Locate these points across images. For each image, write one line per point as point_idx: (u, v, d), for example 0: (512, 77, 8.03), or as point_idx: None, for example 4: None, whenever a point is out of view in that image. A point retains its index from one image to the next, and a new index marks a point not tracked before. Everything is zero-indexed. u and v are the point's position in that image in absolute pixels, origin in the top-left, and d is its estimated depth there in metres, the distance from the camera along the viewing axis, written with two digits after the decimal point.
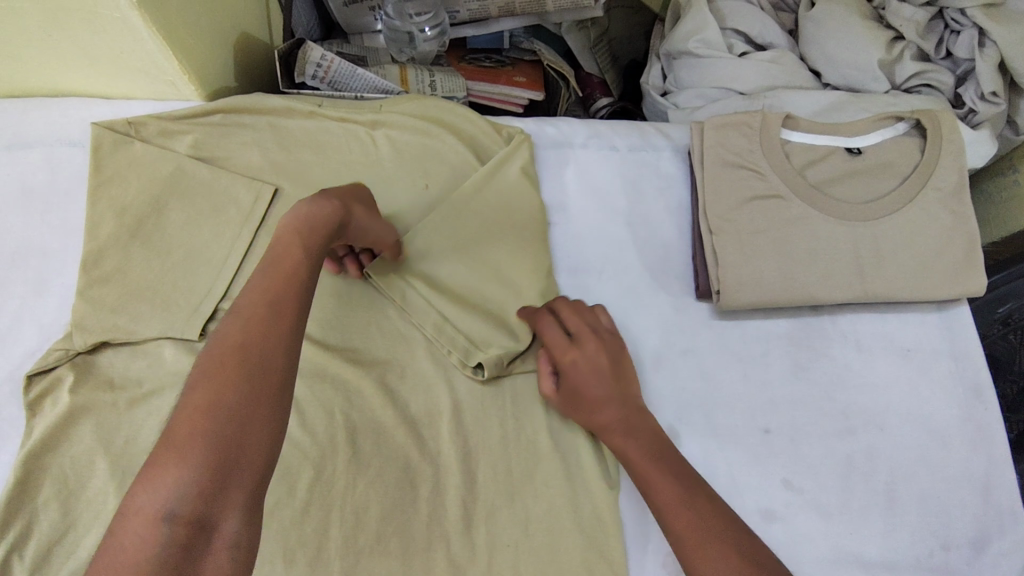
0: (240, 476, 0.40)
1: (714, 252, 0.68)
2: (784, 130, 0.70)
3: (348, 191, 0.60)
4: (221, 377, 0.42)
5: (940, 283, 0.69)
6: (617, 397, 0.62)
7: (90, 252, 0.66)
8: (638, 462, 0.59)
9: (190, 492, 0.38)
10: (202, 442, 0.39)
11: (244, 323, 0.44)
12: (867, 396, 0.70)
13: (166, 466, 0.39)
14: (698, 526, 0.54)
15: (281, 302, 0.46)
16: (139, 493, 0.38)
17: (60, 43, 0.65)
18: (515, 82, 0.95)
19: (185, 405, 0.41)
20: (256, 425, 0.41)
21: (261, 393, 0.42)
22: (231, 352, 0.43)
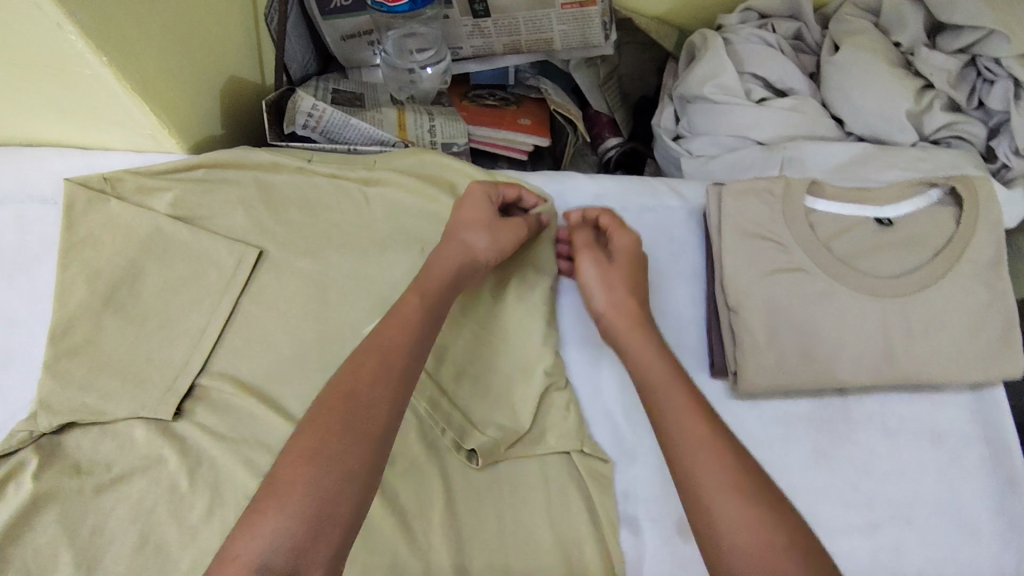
0: (330, 530, 0.44)
1: (732, 329, 0.64)
2: (808, 198, 0.65)
3: (469, 215, 0.63)
4: (325, 425, 0.48)
5: (977, 365, 0.64)
6: (643, 289, 0.64)
7: (60, 321, 0.61)
8: (654, 373, 0.56)
9: (286, 544, 0.43)
10: (304, 492, 0.45)
11: (353, 373, 0.51)
12: (894, 484, 0.65)
13: (266, 515, 0.44)
14: (716, 462, 0.49)
15: (388, 359, 0.52)
16: (239, 543, 0.43)
17: (29, 96, 0.60)
18: (519, 128, 0.90)
19: (291, 450, 0.47)
20: (351, 479, 0.46)
21: (364, 444, 0.48)
22: (340, 400, 0.49)
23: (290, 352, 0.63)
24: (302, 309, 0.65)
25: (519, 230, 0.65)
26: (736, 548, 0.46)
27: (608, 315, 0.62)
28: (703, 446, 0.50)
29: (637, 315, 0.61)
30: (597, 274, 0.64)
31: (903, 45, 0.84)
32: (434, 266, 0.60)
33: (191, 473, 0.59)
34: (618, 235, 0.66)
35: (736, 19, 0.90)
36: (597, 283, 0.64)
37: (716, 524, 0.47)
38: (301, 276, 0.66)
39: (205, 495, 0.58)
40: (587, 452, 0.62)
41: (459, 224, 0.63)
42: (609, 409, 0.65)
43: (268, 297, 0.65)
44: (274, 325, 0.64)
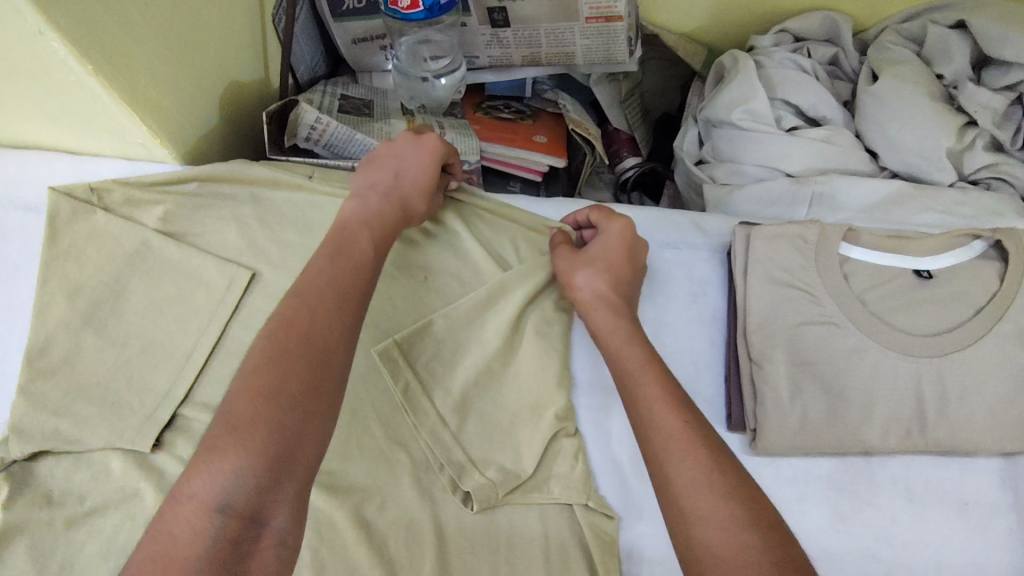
0: (292, 473, 0.43)
1: (753, 382, 0.60)
2: (843, 244, 0.61)
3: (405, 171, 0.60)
4: (283, 365, 0.45)
5: (1014, 433, 0.59)
6: (626, 279, 0.60)
7: (36, 340, 0.58)
8: (628, 361, 0.53)
9: (247, 483, 0.41)
10: (265, 432, 0.42)
11: (309, 309, 0.48)
12: (916, 555, 0.60)
13: (226, 453, 0.41)
14: (688, 452, 0.46)
15: (344, 298, 0.50)
16: (194, 480, 0.41)
17: (11, 99, 0.56)
18: (534, 146, 0.85)
19: (244, 388, 0.44)
20: (312, 420, 0.44)
21: (321, 388, 0.46)
22: (296, 338, 0.46)
23: None
24: None
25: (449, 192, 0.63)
26: (710, 538, 0.42)
27: (581, 301, 0.59)
28: (678, 435, 0.47)
29: (612, 300, 0.58)
30: (573, 258, 0.61)
31: (947, 77, 0.79)
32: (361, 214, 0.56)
33: None
34: (607, 221, 0.62)
35: (770, 40, 0.85)
36: (574, 266, 0.60)
37: (693, 513, 0.44)
38: None
39: None
40: (591, 505, 0.58)
41: (405, 179, 0.60)
42: (616, 459, 0.61)
43: (259, 322, 0.61)
44: None
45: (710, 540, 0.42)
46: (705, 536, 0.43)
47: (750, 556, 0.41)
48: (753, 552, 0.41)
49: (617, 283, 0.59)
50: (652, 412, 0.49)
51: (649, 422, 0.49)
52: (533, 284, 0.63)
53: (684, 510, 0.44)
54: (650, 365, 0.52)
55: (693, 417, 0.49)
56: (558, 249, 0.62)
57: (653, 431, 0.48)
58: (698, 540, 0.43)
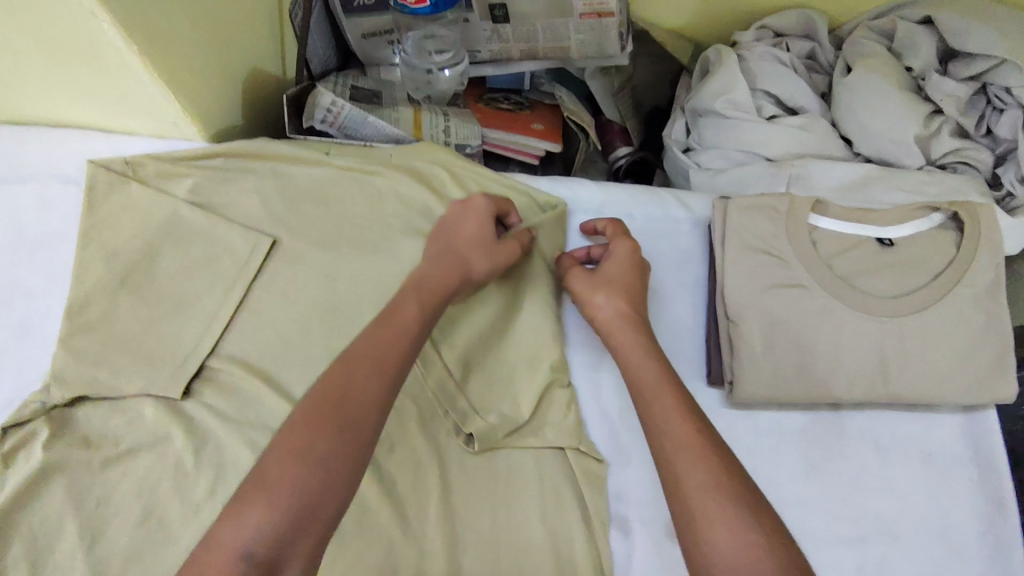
0: (310, 532, 0.44)
1: (730, 340, 0.65)
2: (813, 215, 0.67)
3: (468, 236, 0.63)
4: (317, 424, 0.47)
5: (969, 386, 0.65)
6: (640, 295, 0.64)
7: (76, 298, 0.63)
8: (644, 375, 0.56)
9: (269, 536, 0.43)
10: (290, 488, 0.45)
11: (347, 371, 0.51)
12: (882, 500, 0.66)
13: (253, 506, 0.44)
14: (698, 458, 0.49)
15: (387, 354, 0.52)
16: (224, 528, 0.43)
17: (59, 78, 0.62)
18: (531, 132, 0.92)
19: (280, 447, 0.47)
20: (338, 474, 0.46)
21: (348, 447, 0.47)
22: (333, 397, 0.49)
23: (298, 339, 0.65)
24: (312, 297, 0.66)
25: (515, 251, 0.65)
26: (716, 538, 0.46)
27: (603, 319, 0.62)
28: (690, 444, 0.50)
29: (631, 317, 0.61)
30: (590, 279, 0.64)
31: (915, 69, 0.85)
32: (426, 275, 0.59)
33: (196, 450, 0.60)
34: (615, 244, 0.67)
35: (752, 36, 0.91)
36: (593, 287, 0.64)
37: (700, 515, 0.47)
38: (312, 266, 0.67)
39: (209, 472, 0.60)
40: (582, 449, 0.63)
41: (462, 238, 0.63)
42: (607, 410, 0.67)
43: (279, 285, 0.67)
44: (283, 313, 0.66)
45: (716, 539, 0.46)
46: (711, 538, 0.46)
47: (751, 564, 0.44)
48: (756, 555, 0.44)
49: (633, 302, 0.63)
50: (667, 422, 0.52)
51: (664, 430, 0.52)
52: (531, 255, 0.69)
53: (692, 514, 0.47)
54: (666, 381, 0.56)
55: (706, 430, 0.52)
56: (576, 274, 0.66)
57: (665, 437, 0.51)
58: (704, 541, 0.46)
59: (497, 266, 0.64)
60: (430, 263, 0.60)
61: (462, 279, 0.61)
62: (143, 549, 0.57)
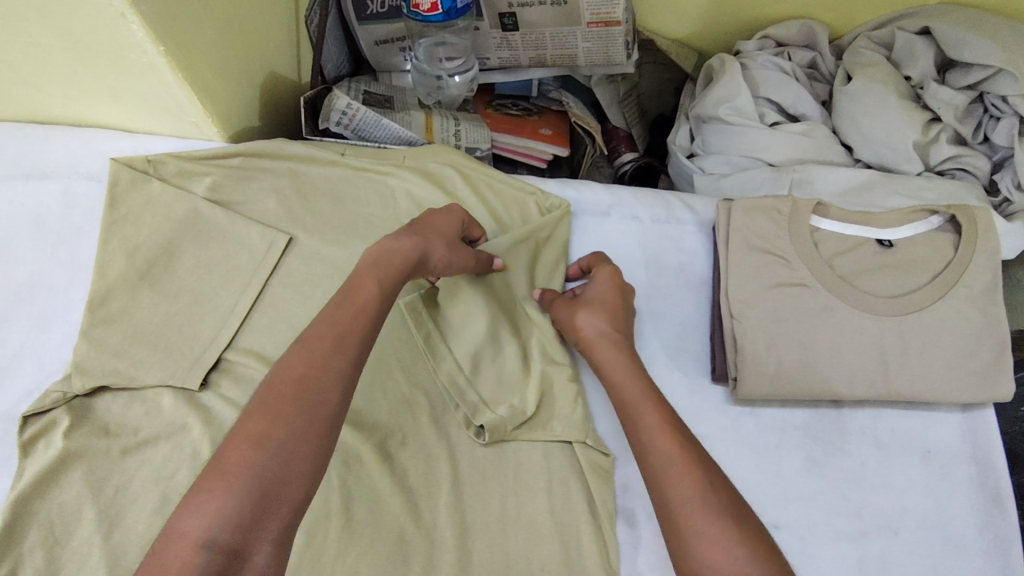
0: (274, 516, 0.44)
1: (734, 337, 0.67)
2: (814, 217, 0.69)
3: (440, 226, 0.63)
4: (276, 410, 0.47)
5: (968, 385, 0.66)
6: (622, 317, 0.66)
7: (97, 291, 0.65)
8: (630, 394, 0.58)
9: (232, 523, 0.42)
10: (251, 475, 0.44)
11: (305, 356, 0.50)
12: (883, 497, 0.67)
13: (213, 493, 0.43)
14: (683, 476, 0.50)
15: (346, 336, 0.51)
16: (185, 517, 0.42)
17: (85, 78, 0.64)
18: (539, 137, 0.94)
19: (240, 435, 0.46)
20: (302, 459, 0.46)
21: (310, 431, 0.47)
22: (292, 382, 0.48)
23: None
24: (327, 293, 0.68)
25: (465, 257, 0.64)
26: (704, 551, 0.47)
27: (587, 337, 0.63)
28: (676, 458, 0.51)
29: (612, 335, 0.63)
30: (574, 302, 0.67)
31: (914, 78, 0.87)
32: (391, 247, 0.58)
33: (212, 440, 0.62)
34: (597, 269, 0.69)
35: (755, 45, 0.93)
36: (576, 309, 0.66)
37: (689, 531, 0.48)
38: (327, 262, 0.69)
39: None
40: (590, 443, 0.65)
41: (430, 228, 0.62)
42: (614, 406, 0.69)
43: (295, 281, 0.68)
44: (299, 308, 0.67)
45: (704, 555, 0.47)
46: (700, 552, 0.47)
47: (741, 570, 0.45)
48: (741, 568, 0.45)
49: (615, 322, 0.64)
50: (652, 441, 0.53)
51: (650, 450, 0.53)
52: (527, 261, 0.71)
53: (682, 527, 0.48)
54: (648, 399, 0.57)
55: (688, 444, 0.53)
56: (560, 302, 0.68)
57: (652, 454, 0.53)
58: (694, 552, 0.47)
59: (453, 263, 0.63)
60: (393, 236, 0.59)
61: (422, 260, 0.60)
62: None
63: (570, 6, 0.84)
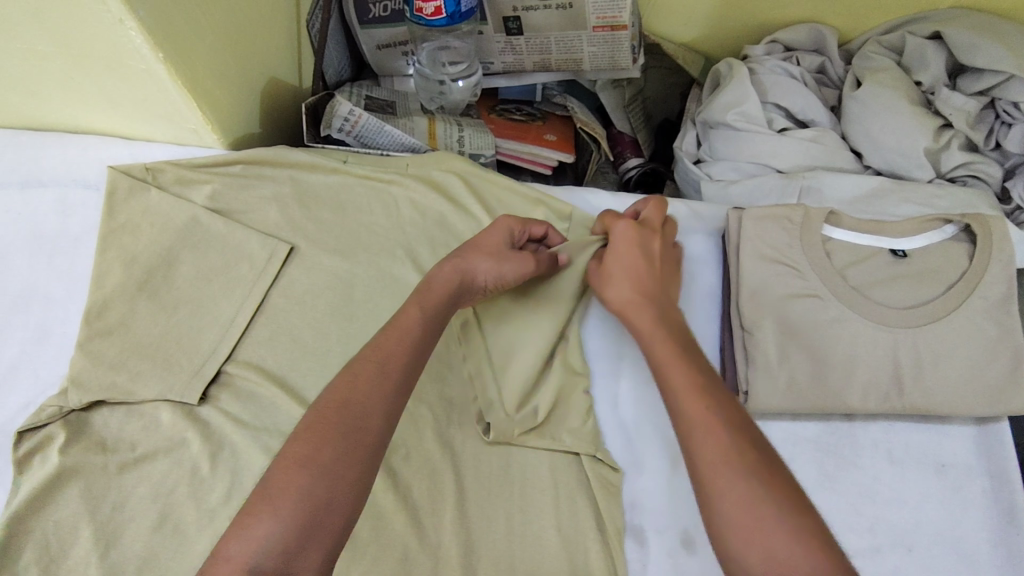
0: (316, 542, 0.44)
1: (745, 349, 0.66)
2: (826, 226, 0.68)
3: (481, 242, 0.63)
4: (320, 434, 0.47)
5: (983, 397, 0.65)
6: (647, 275, 0.62)
7: (95, 303, 0.64)
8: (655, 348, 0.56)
9: (275, 548, 0.42)
10: (296, 499, 0.44)
11: (349, 381, 0.50)
12: (897, 511, 0.66)
13: (259, 518, 0.44)
14: (706, 431, 0.48)
15: (390, 362, 0.52)
16: (231, 542, 0.43)
17: (83, 84, 0.63)
18: (544, 142, 0.93)
19: (285, 459, 0.46)
20: (344, 483, 0.46)
21: (353, 455, 0.47)
22: (335, 406, 0.49)
23: (314, 345, 0.65)
24: (330, 304, 0.67)
25: (525, 262, 0.62)
26: (730, 514, 0.45)
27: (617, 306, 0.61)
28: (700, 415, 0.49)
29: (639, 300, 0.60)
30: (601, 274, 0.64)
31: (925, 83, 0.86)
32: (429, 277, 0.59)
33: (212, 456, 0.60)
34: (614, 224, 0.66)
35: (763, 50, 0.92)
36: (602, 282, 0.64)
37: (715, 490, 0.46)
38: (329, 272, 0.68)
39: (225, 479, 0.60)
40: (599, 457, 0.64)
41: (471, 245, 0.62)
42: (622, 419, 0.68)
43: (296, 291, 0.67)
44: (301, 320, 0.66)
45: (724, 517, 0.45)
46: (727, 515, 0.45)
47: (774, 532, 0.43)
48: (774, 531, 0.43)
49: (642, 283, 0.61)
50: (677, 396, 0.51)
51: (675, 404, 0.51)
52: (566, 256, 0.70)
53: (707, 484, 0.47)
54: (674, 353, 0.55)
55: (718, 400, 0.51)
56: (590, 272, 0.66)
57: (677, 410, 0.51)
58: (719, 515, 0.45)
59: (506, 275, 0.62)
60: (433, 265, 0.60)
61: (463, 282, 0.60)
62: (158, 554, 0.57)
63: (575, 10, 0.83)
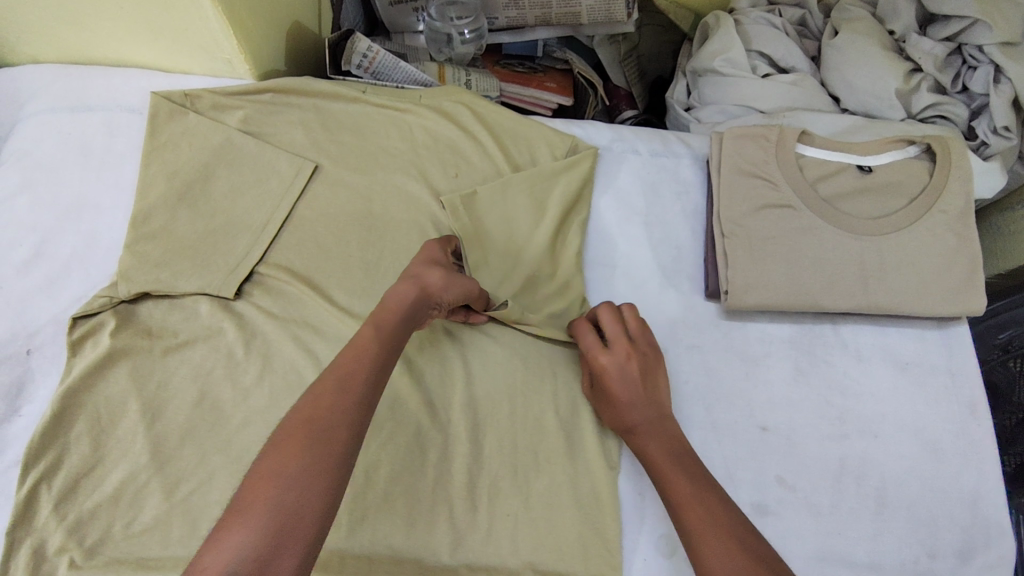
0: (291, 548, 0.43)
1: (725, 254, 0.72)
2: (799, 145, 0.75)
3: (424, 258, 0.64)
4: (287, 449, 0.47)
5: (941, 301, 0.71)
6: (643, 407, 0.64)
7: (140, 210, 0.71)
8: (660, 463, 0.60)
9: (249, 554, 0.42)
10: (265, 509, 0.44)
11: (310, 402, 0.50)
12: (865, 404, 0.72)
13: (232, 528, 0.43)
14: (711, 548, 0.52)
15: (350, 377, 0.52)
16: (207, 554, 0.42)
17: (129, 15, 0.70)
18: (544, 88, 1.03)
19: (255, 476, 0.46)
20: (314, 490, 0.45)
21: (322, 464, 0.47)
22: (299, 422, 0.49)
23: (337, 251, 0.72)
24: (350, 215, 0.74)
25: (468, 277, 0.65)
26: None
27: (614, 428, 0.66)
28: (712, 526, 0.53)
29: (648, 430, 0.63)
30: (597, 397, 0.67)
31: (897, 32, 0.93)
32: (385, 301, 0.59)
33: (246, 343, 0.68)
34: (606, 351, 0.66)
35: (748, 3, 0.99)
36: (601, 403, 0.67)
37: None
38: (350, 188, 0.75)
39: (257, 363, 0.67)
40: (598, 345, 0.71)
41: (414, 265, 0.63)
42: None
43: (320, 205, 0.74)
44: (326, 229, 0.73)
45: None
46: None
47: None
48: None
49: (642, 411, 0.64)
50: (682, 508, 0.56)
51: (686, 524, 0.55)
52: (559, 185, 0.76)
53: None
54: (676, 463, 0.59)
55: (717, 512, 0.54)
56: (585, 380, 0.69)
57: (687, 525, 0.54)
58: None
59: (456, 285, 0.63)
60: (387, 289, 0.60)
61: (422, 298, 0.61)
62: (199, 426, 0.64)
63: None
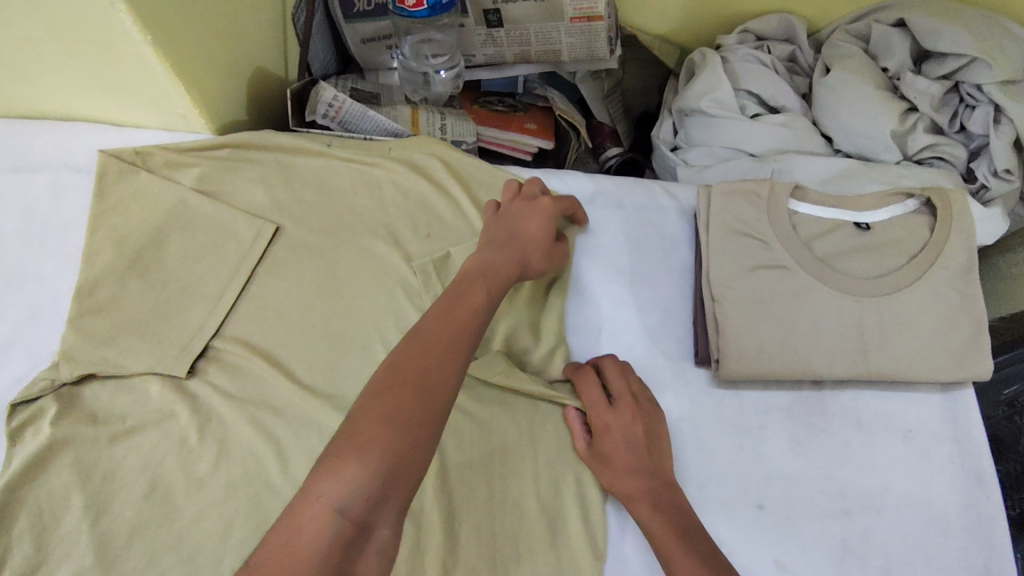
0: (398, 492, 0.42)
1: (715, 318, 0.68)
2: (792, 201, 0.71)
3: (533, 232, 0.65)
4: (404, 393, 0.45)
5: (944, 365, 0.67)
6: (647, 471, 0.62)
7: (86, 281, 0.66)
8: (663, 538, 0.57)
9: (364, 493, 0.41)
10: (383, 448, 0.42)
11: (424, 346, 0.48)
12: (868, 477, 0.68)
13: (347, 461, 0.41)
14: None
15: (459, 334, 0.50)
16: (321, 480, 0.41)
17: (73, 69, 0.65)
18: (525, 131, 0.97)
19: (369, 411, 0.44)
20: (426, 439, 0.44)
21: (433, 416, 0.45)
22: (415, 367, 0.47)
23: (300, 321, 0.67)
24: (314, 281, 0.69)
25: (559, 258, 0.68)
26: None
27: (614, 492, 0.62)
28: None
29: (654, 497, 0.60)
30: (594, 459, 0.64)
31: (891, 69, 0.88)
32: (495, 265, 0.60)
33: (200, 427, 0.62)
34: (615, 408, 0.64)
35: (735, 39, 0.95)
36: (599, 465, 0.63)
37: None
38: (314, 251, 0.70)
39: (212, 449, 0.62)
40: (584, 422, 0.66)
41: (524, 237, 0.65)
42: None
43: (282, 271, 0.69)
44: (289, 298, 0.68)
45: None
46: None
47: None
48: None
49: (647, 474, 0.61)
50: None
51: None
52: None
53: None
54: (682, 541, 0.56)
55: None
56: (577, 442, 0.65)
57: None
58: None
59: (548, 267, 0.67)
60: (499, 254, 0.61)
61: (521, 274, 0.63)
62: (147, 522, 0.59)
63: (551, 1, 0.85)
